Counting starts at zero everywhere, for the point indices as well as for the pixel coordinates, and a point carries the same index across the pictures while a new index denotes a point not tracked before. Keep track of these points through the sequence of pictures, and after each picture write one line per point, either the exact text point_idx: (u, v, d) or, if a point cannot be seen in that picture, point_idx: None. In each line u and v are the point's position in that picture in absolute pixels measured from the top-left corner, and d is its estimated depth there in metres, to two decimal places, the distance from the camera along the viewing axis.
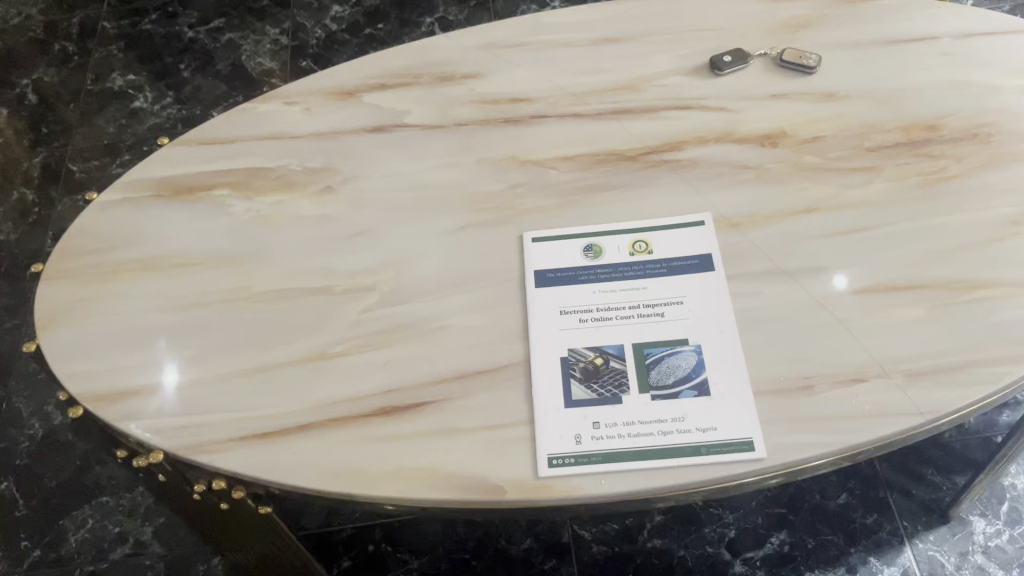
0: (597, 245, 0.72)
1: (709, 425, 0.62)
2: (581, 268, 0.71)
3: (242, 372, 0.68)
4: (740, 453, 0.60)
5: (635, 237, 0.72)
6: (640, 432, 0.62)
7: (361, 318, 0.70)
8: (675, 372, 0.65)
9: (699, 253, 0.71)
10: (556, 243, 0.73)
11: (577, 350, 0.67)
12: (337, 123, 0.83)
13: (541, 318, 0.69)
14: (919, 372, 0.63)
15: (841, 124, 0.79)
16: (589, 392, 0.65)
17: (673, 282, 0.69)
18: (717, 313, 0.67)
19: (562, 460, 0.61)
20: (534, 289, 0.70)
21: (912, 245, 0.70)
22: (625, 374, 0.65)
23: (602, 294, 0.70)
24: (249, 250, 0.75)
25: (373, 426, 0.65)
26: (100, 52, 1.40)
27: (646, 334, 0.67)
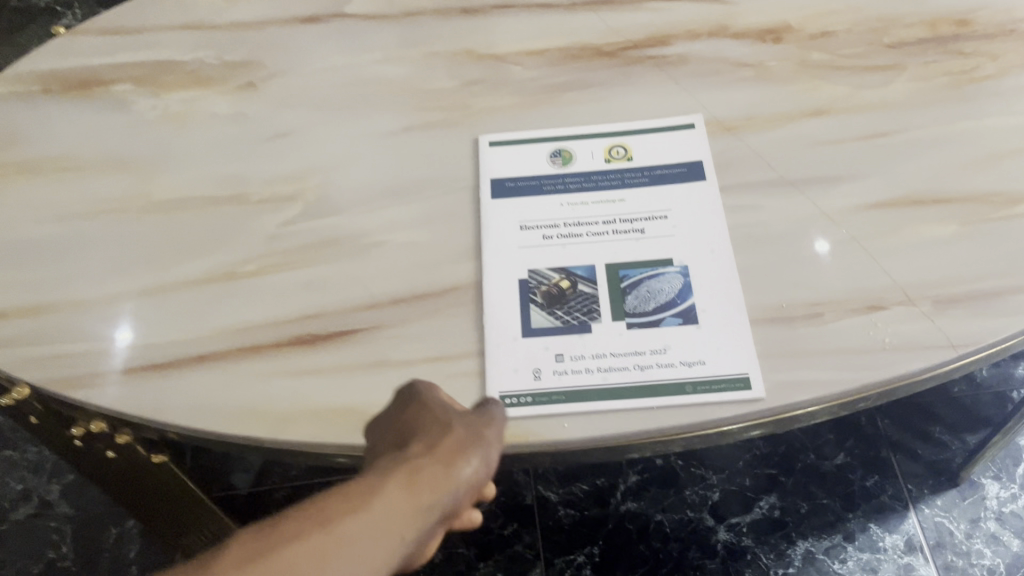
0: (566, 150, 0.61)
1: (695, 359, 0.51)
2: (547, 176, 0.60)
3: (132, 293, 0.57)
4: (733, 391, 0.50)
5: (612, 141, 0.61)
6: (612, 367, 0.51)
7: (279, 233, 0.59)
8: (656, 297, 0.54)
9: (688, 160, 0.60)
10: (518, 148, 0.61)
11: (539, 271, 0.56)
12: (266, 14, 0.72)
13: (497, 233, 0.57)
14: (949, 299, 0.52)
15: (854, 19, 0.67)
16: (552, 320, 0.54)
17: (657, 193, 0.58)
18: (709, 228, 0.56)
19: (517, 400, 0.51)
20: (490, 200, 0.59)
21: (937, 155, 0.58)
22: (595, 299, 0.54)
23: (571, 206, 0.58)
24: (151, 154, 0.64)
25: (285, 358, 0.53)
26: None
27: (622, 254, 0.56)
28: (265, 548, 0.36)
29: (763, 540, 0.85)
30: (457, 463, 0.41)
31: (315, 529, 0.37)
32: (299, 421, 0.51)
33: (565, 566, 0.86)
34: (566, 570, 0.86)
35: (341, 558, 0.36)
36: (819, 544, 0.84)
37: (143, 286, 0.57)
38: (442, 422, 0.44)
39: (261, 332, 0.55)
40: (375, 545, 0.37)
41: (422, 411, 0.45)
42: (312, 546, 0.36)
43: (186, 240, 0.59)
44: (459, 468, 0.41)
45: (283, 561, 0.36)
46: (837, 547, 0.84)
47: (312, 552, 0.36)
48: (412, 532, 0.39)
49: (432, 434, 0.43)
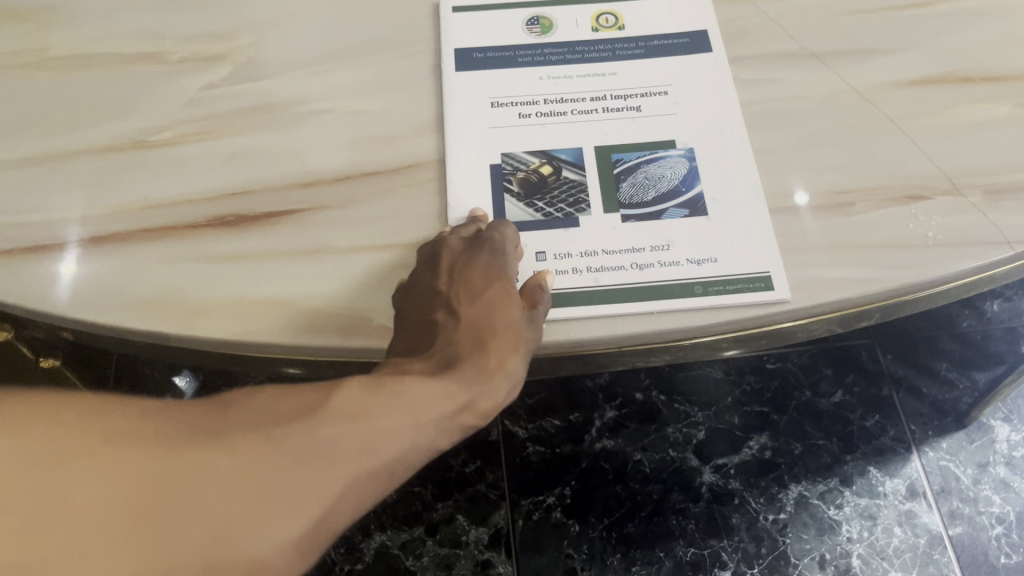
0: (546, 18, 0.51)
1: (705, 256, 0.42)
2: (523, 47, 0.50)
3: (15, 161, 0.46)
4: (752, 293, 0.41)
5: (599, 8, 0.51)
6: (605, 267, 0.42)
7: (201, 97, 0.49)
8: (655, 184, 0.44)
9: (690, 29, 0.50)
10: (487, 15, 0.51)
11: (514, 155, 0.46)
12: None
13: (461, 110, 0.47)
14: (1004, 189, 0.43)
15: None
16: (530, 212, 0.44)
17: (655, 66, 0.49)
18: (716, 108, 0.47)
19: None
20: (455, 73, 0.49)
21: (985, 29, 0.49)
22: (583, 188, 0.44)
23: (551, 82, 0.48)
24: (46, 4, 0.53)
25: (200, 241, 0.44)
26: None
27: (614, 134, 0.46)
28: (350, 412, 0.31)
29: (752, 483, 0.80)
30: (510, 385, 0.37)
31: (391, 407, 0.32)
32: (215, 313, 0.41)
33: (533, 508, 0.80)
34: (535, 512, 0.79)
35: (409, 448, 0.32)
36: (813, 489, 0.80)
37: (33, 154, 0.47)
38: (514, 328, 0.37)
39: (174, 209, 0.45)
40: (430, 443, 0.33)
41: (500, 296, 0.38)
42: (394, 424, 0.32)
43: (87, 102, 0.49)
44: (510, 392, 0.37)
45: (368, 433, 0.31)
46: (833, 492, 0.80)
47: (390, 432, 0.32)
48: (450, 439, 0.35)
49: (499, 341, 0.37)
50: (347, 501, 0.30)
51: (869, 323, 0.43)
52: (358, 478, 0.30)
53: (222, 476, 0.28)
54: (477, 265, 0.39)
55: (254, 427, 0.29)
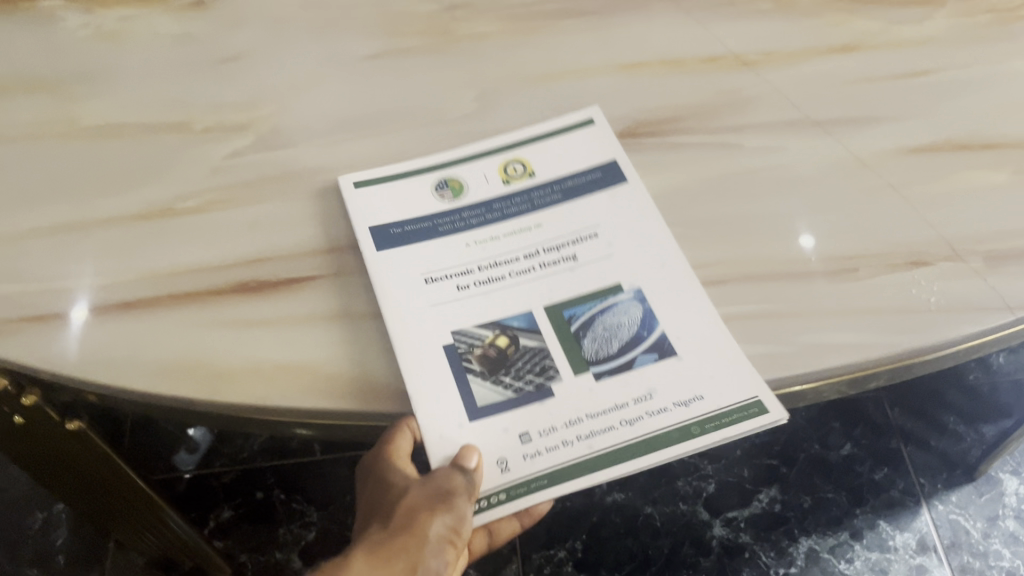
0: (455, 179, 0.50)
1: (690, 396, 0.42)
2: (439, 214, 0.48)
3: (47, 229, 0.48)
4: (747, 419, 0.41)
5: (504, 158, 0.50)
6: (592, 431, 0.41)
7: (225, 165, 0.51)
8: (617, 334, 0.43)
9: (600, 162, 0.50)
10: (386, 188, 0.49)
11: (468, 328, 0.44)
12: None
13: (395, 288, 0.45)
14: (1003, 255, 0.45)
15: None
16: (500, 391, 0.42)
17: (577, 210, 0.48)
18: (654, 241, 0.46)
19: (490, 501, 0.40)
20: (377, 256, 0.46)
21: (982, 96, 0.51)
22: (546, 354, 0.43)
23: (479, 247, 0.47)
24: (77, 74, 0.55)
25: (225, 307, 0.45)
26: None
27: (559, 293, 0.45)
28: None
29: (762, 537, 0.81)
30: (462, 509, 0.39)
31: None
32: (239, 380, 0.42)
33: (544, 562, 0.80)
34: (546, 566, 0.80)
35: None
36: (823, 543, 0.80)
37: (63, 221, 0.48)
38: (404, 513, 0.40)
39: (201, 275, 0.46)
40: None
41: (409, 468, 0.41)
42: None
43: (117, 171, 0.51)
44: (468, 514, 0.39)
45: None
46: (843, 546, 0.80)
47: None
48: None
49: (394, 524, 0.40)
50: None
51: (876, 386, 0.44)
52: None
53: None
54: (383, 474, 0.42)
55: None
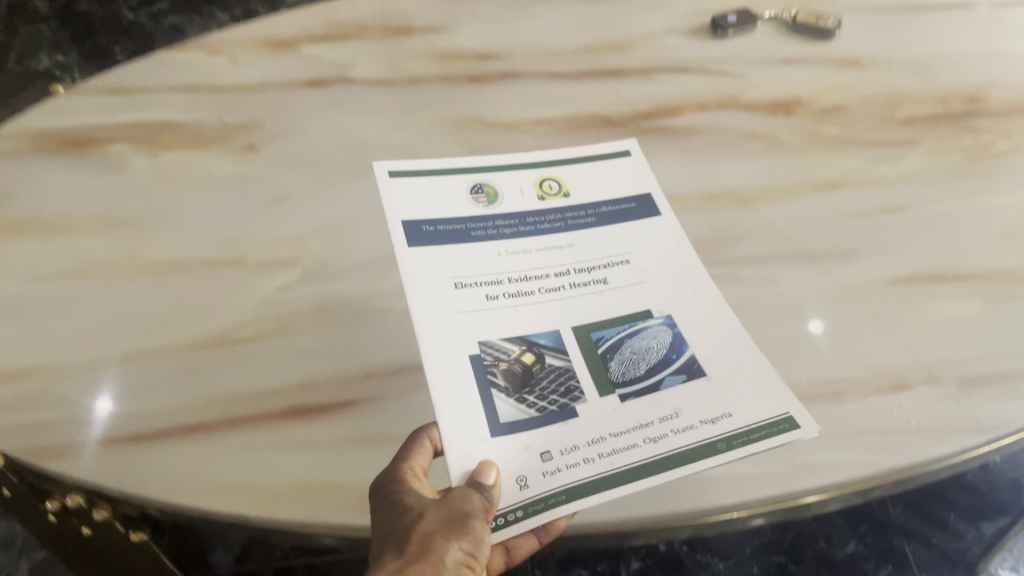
0: (491, 188, 0.59)
1: (718, 414, 0.47)
2: (473, 220, 0.56)
3: (117, 358, 0.53)
4: (782, 434, 0.46)
5: (542, 178, 0.60)
6: (618, 448, 0.45)
7: (276, 297, 0.57)
8: (644, 358, 0.49)
9: (635, 196, 0.59)
10: (437, 185, 0.58)
11: (493, 339, 0.49)
12: (268, 74, 0.71)
13: (426, 292, 0.51)
14: (975, 379, 0.50)
15: (866, 93, 0.66)
16: (524, 408, 0.46)
17: (607, 240, 0.56)
18: (681, 272, 0.55)
19: (507, 517, 0.43)
20: (410, 248, 0.53)
21: (953, 232, 0.57)
22: (571, 374, 0.48)
23: (512, 258, 0.54)
24: (142, 215, 0.62)
25: (278, 430, 0.50)
26: (26, 31, 1.33)
27: (587, 316, 0.51)
28: None
29: None
30: (480, 532, 0.40)
31: None
32: (291, 498, 0.47)
33: None
34: None
35: None
36: None
37: (132, 349, 0.54)
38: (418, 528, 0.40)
39: (256, 400, 0.51)
40: None
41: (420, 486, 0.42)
42: None
43: (179, 303, 0.56)
44: (484, 536, 0.41)
45: None
46: None
47: None
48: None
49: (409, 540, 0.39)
50: None
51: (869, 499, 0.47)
52: None
53: None
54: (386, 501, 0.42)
55: None
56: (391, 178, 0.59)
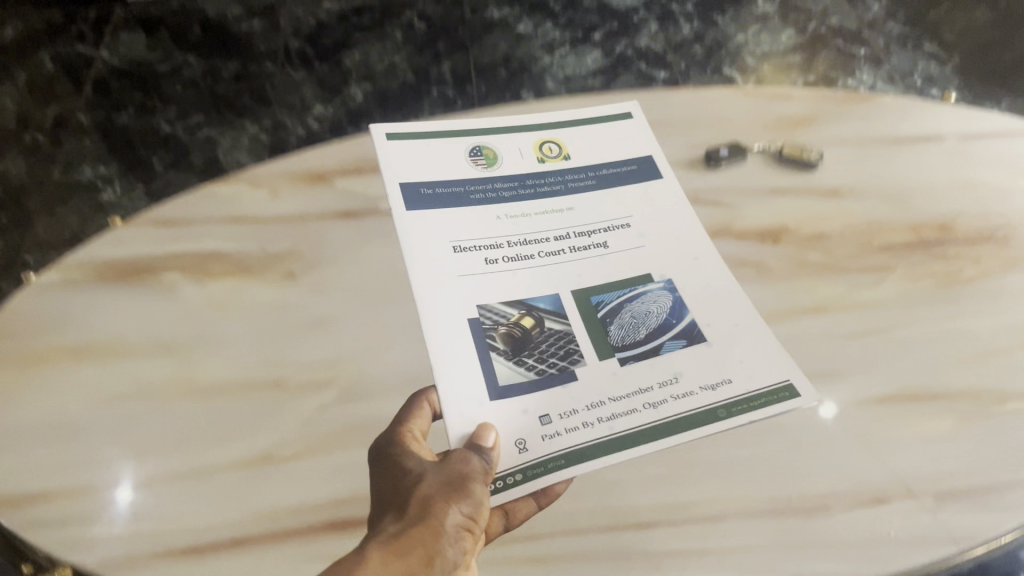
0: (490, 153, 0.72)
1: (718, 380, 0.58)
2: (473, 184, 0.69)
3: (173, 474, 0.59)
4: (782, 400, 0.57)
5: (540, 144, 0.74)
6: (618, 411, 0.56)
7: (314, 416, 0.63)
8: (643, 322, 0.61)
9: (636, 159, 0.74)
10: (439, 151, 0.71)
11: (492, 306, 0.60)
12: (306, 207, 0.78)
13: (434, 256, 0.63)
14: (949, 493, 0.55)
15: (846, 222, 0.72)
16: (523, 371, 0.57)
17: (606, 209, 0.69)
18: (679, 238, 0.68)
19: (507, 481, 0.52)
20: (407, 213, 0.65)
21: (926, 354, 0.63)
22: (567, 338, 0.60)
23: (511, 223, 0.67)
24: (193, 339, 0.68)
25: (319, 543, 0.56)
26: (70, 142, 1.41)
27: (586, 282, 0.64)
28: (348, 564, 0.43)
29: None
30: (478, 494, 0.48)
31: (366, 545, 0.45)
32: None
33: None
34: None
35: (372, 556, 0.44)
36: None
37: (187, 466, 0.60)
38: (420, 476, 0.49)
39: (297, 515, 0.57)
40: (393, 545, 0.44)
41: (428, 462, 0.50)
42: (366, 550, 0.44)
43: (228, 423, 0.63)
44: (482, 499, 0.48)
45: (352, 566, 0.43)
46: None
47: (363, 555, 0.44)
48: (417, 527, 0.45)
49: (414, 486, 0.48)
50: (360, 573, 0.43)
51: None
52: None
53: None
54: (397, 464, 0.51)
55: None
56: (387, 142, 0.71)
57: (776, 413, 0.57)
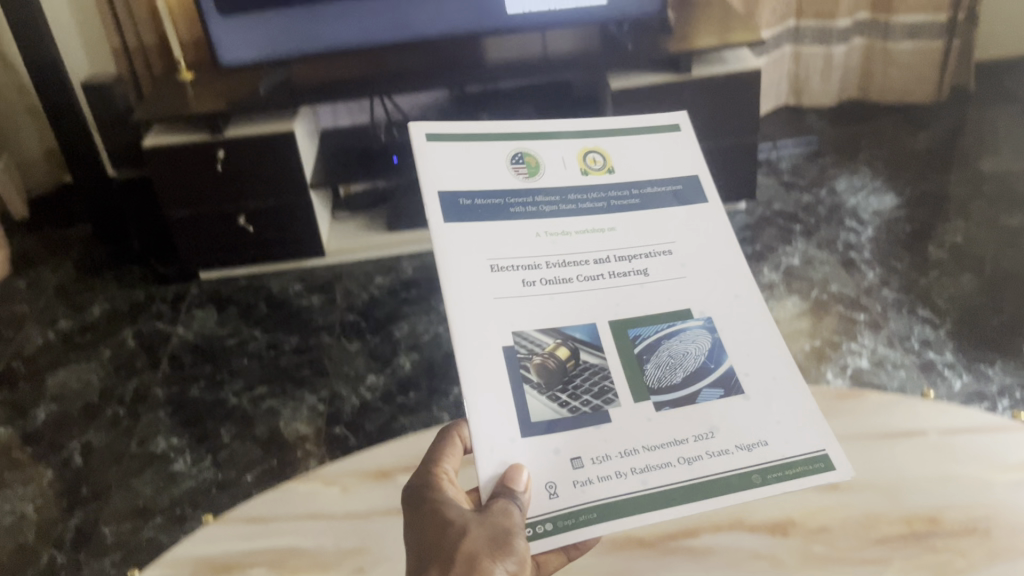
0: (532, 161, 0.65)
1: (754, 442, 0.57)
2: (512, 196, 0.63)
3: None
4: (819, 471, 0.55)
5: (585, 153, 0.67)
6: (652, 466, 0.55)
7: None
8: (679, 364, 0.60)
9: (683, 176, 0.68)
10: (477, 160, 0.63)
11: (526, 332, 0.58)
12: (373, 503, 0.90)
13: (469, 273, 0.59)
14: None
15: (844, 516, 0.77)
16: (558, 408, 0.57)
17: (653, 230, 0.65)
18: (729, 274, 0.63)
19: (536, 529, 0.54)
20: (447, 228, 0.60)
21: None
22: (604, 376, 0.59)
23: (550, 239, 0.62)
24: None
25: None
26: (148, 416, 1.58)
27: (624, 309, 0.61)
28: None
29: None
30: (521, 549, 0.52)
31: None
32: None
33: None
34: None
35: None
36: None
37: None
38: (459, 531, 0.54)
39: None
40: None
41: (474, 515, 0.54)
42: None
43: None
44: (525, 554, 0.52)
45: None
46: None
47: None
48: None
49: (454, 542, 0.53)
50: None
51: None
52: None
53: None
54: (436, 514, 0.56)
55: None
56: (432, 148, 0.63)
57: (811, 484, 0.55)
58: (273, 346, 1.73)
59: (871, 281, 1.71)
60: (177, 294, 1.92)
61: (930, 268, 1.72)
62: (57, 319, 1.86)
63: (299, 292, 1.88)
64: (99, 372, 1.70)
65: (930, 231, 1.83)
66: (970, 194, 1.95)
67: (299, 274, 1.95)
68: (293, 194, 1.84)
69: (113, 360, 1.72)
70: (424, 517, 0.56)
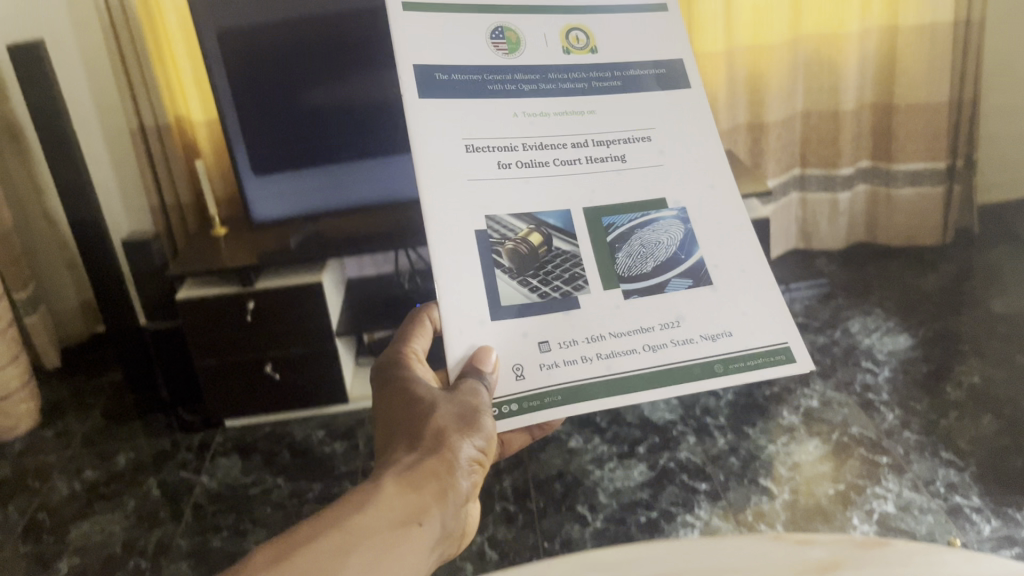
0: (510, 34, 0.81)
1: (718, 332, 0.75)
2: (489, 72, 0.79)
3: None
4: (777, 363, 0.74)
5: (566, 29, 0.84)
6: (620, 351, 0.73)
7: None
8: (640, 250, 0.77)
9: (665, 63, 0.86)
10: (462, 32, 0.79)
11: (499, 217, 0.74)
12: None
13: (454, 161, 0.74)
14: None
15: None
16: (529, 292, 0.73)
17: (635, 117, 0.83)
18: (702, 166, 0.82)
19: (506, 409, 0.72)
20: (421, 105, 0.75)
21: None
22: (573, 263, 0.76)
23: (523, 118, 0.79)
24: None
25: None
26: (169, 567, 1.58)
27: (599, 194, 0.79)
28: (393, 490, 0.63)
29: None
30: (487, 429, 0.71)
31: (400, 482, 0.64)
32: None
33: None
34: None
35: (405, 498, 0.63)
36: None
37: None
38: (432, 415, 0.71)
39: None
40: (421, 496, 0.64)
41: (444, 399, 0.73)
42: (402, 486, 0.64)
43: None
44: (490, 434, 0.71)
45: (398, 499, 0.63)
46: None
47: (403, 493, 0.63)
48: (433, 464, 0.67)
49: (428, 426, 0.70)
50: (403, 504, 0.62)
51: None
52: (392, 507, 0.61)
53: (384, 519, 0.60)
54: (409, 406, 0.73)
55: (375, 513, 0.60)
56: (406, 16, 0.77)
57: (768, 373, 0.74)
58: (295, 494, 1.74)
59: (891, 422, 1.71)
60: (202, 443, 1.95)
61: (949, 410, 1.73)
62: (83, 469, 1.88)
63: (322, 439, 1.90)
64: (123, 521, 1.71)
65: (946, 373, 1.85)
66: (984, 334, 1.98)
67: (322, 421, 1.97)
68: (319, 342, 1.89)
69: (137, 509, 1.73)
70: (399, 408, 0.74)
